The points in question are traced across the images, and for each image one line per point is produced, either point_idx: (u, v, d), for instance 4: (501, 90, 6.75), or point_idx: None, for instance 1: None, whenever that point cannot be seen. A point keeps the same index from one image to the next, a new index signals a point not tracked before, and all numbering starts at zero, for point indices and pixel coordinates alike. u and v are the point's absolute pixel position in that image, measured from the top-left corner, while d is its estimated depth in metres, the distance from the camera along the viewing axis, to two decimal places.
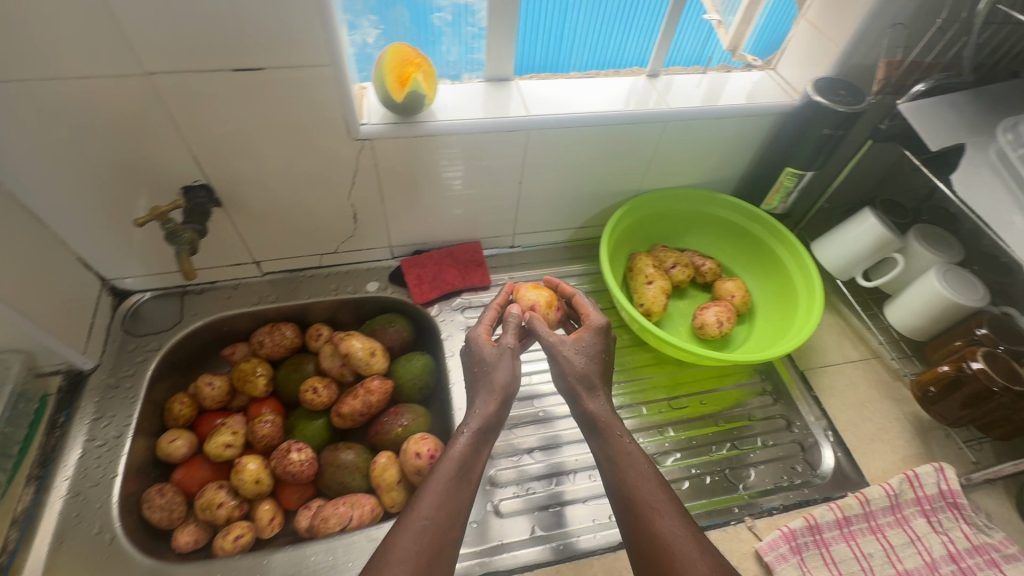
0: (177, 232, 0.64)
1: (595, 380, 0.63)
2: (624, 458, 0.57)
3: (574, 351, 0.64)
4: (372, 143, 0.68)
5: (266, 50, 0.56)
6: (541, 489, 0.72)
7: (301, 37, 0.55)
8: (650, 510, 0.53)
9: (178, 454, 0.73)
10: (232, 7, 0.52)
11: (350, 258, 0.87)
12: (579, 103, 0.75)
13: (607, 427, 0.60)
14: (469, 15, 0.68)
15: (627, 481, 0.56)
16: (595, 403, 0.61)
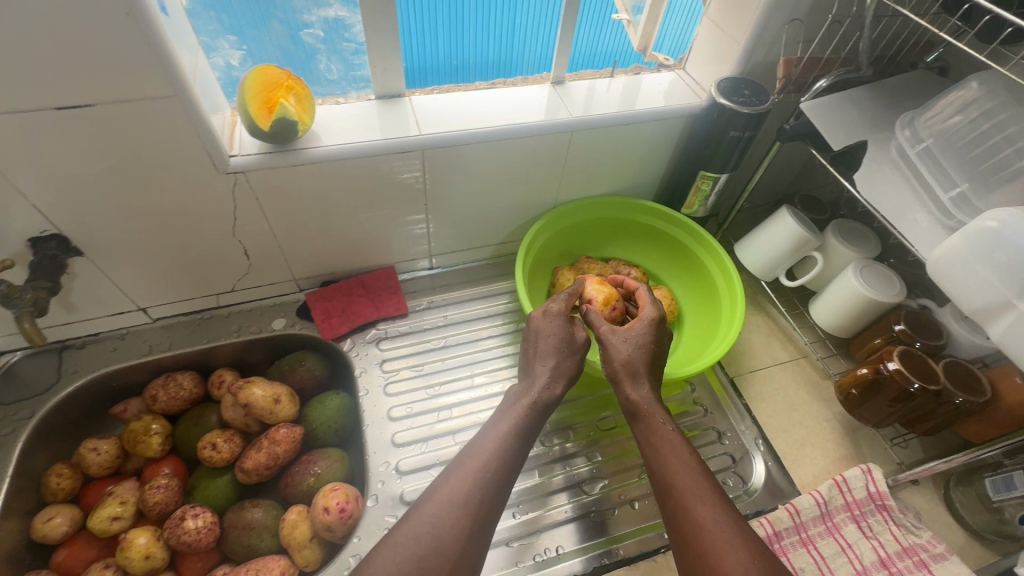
0: (14, 294, 0.59)
1: (640, 367, 0.65)
2: (668, 441, 0.58)
3: (623, 339, 0.67)
4: (245, 175, 0.61)
5: (90, 83, 0.49)
6: (585, 495, 0.69)
7: (131, 68, 0.49)
8: (691, 495, 0.53)
9: (57, 534, 0.65)
10: (36, 38, 0.45)
11: (251, 295, 0.80)
12: (479, 116, 0.70)
13: (648, 415, 0.61)
14: (344, 30, 0.63)
15: (666, 467, 0.56)
16: (637, 391, 0.64)
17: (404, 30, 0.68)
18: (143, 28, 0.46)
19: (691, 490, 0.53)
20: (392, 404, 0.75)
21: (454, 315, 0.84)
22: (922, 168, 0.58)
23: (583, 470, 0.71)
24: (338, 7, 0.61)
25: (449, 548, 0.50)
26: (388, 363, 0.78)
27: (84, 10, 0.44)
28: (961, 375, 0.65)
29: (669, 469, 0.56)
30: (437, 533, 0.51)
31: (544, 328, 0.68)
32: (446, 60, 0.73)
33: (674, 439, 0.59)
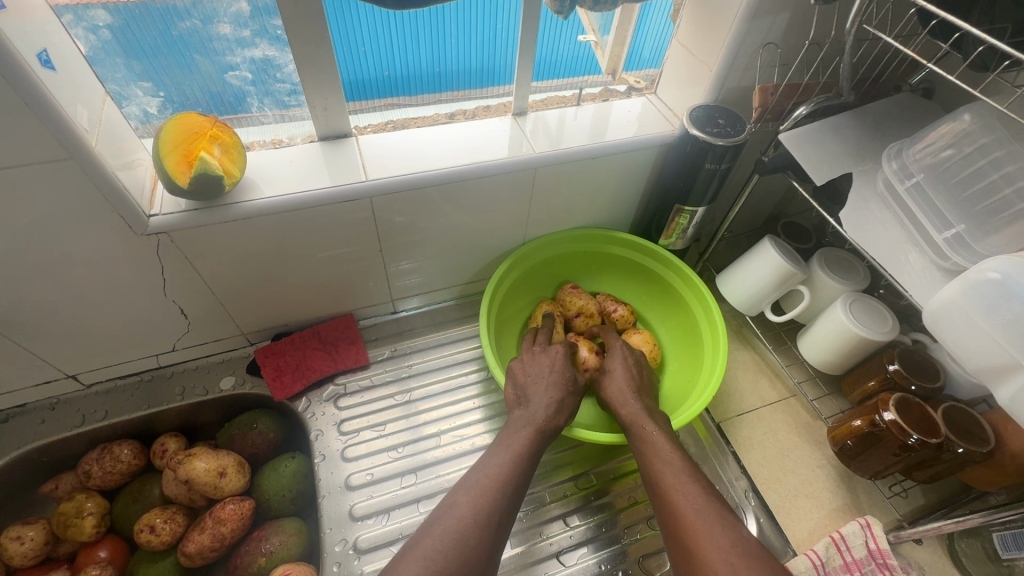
0: None
1: (628, 390, 0.63)
2: (658, 444, 0.55)
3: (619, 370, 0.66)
4: (169, 234, 0.55)
5: None
6: (586, 557, 0.64)
7: (17, 131, 0.42)
8: (681, 485, 0.50)
9: None
10: None
11: (196, 353, 0.74)
12: (438, 156, 0.65)
13: (634, 424, 0.59)
14: (275, 70, 0.57)
15: (653, 468, 0.54)
16: (627, 407, 0.61)
17: (343, 59, 0.61)
18: (19, 86, 0.40)
19: (679, 488, 0.50)
20: (351, 470, 0.69)
21: (419, 366, 0.78)
22: (914, 206, 0.53)
23: (563, 536, 0.65)
24: (265, 45, 0.55)
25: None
26: (346, 424, 0.72)
27: None
28: (962, 421, 0.60)
29: (656, 470, 0.53)
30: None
31: (538, 353, 0.66)
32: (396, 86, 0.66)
33: (661, 442, 0.56)
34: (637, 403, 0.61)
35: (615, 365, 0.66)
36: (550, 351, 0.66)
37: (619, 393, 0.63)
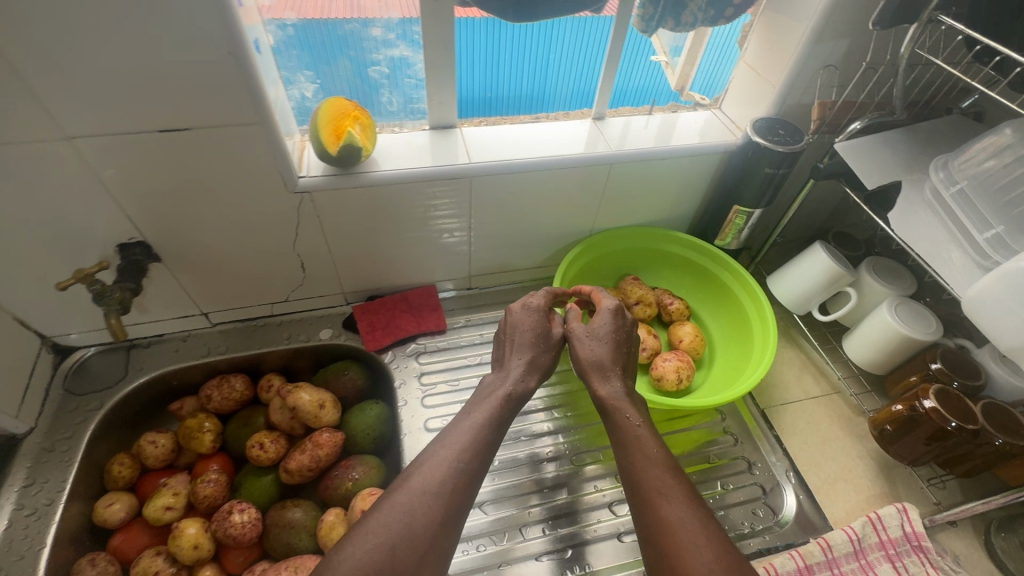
0: (105, 293, 0.64)
1: (608, 365, 0.63)
2: (641, 438, 0.56)
3: (590, 340, 0.65)
4: (310, 194, 0.67)
5: (191, 110, 0.55)
6: None
7: (227, 100, 0.55)
8: (664, 472, 0.52)
9: (115, 519, 0.69)
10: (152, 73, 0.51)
11: (302, 306, 0.86)
12: (529, 148, 0.75)
13: (616, 411, 0.60)
14: (407, 68, 0.69)
15: (635, 464, 0.54)
16: (607, 388, 0.62)
17: (460, 62, 0.71)
18: (241, 63, 0.52)
19: (662, 489, 0.51)
20: (428, 416, 0.79)
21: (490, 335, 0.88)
22: (959, 211, 0.60)
23: (613, 491, 0.73)
24: (403, 47, 0.67)
25: (411, 557, 0.46)
26: (425, 377, 0.82)
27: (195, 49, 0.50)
28: (1003, 418, 0.64)
29: (638, 466, 0.54)
30: (396, 543, 0.46)
31: (519, 322, 0.67)
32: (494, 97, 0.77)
33: (645, 437, 0.56)
34: (618, 385, 0.62)
35: (602, 334, 0.66)
36: (537, 325, 0.67)
37: (603, 363, 0.64)
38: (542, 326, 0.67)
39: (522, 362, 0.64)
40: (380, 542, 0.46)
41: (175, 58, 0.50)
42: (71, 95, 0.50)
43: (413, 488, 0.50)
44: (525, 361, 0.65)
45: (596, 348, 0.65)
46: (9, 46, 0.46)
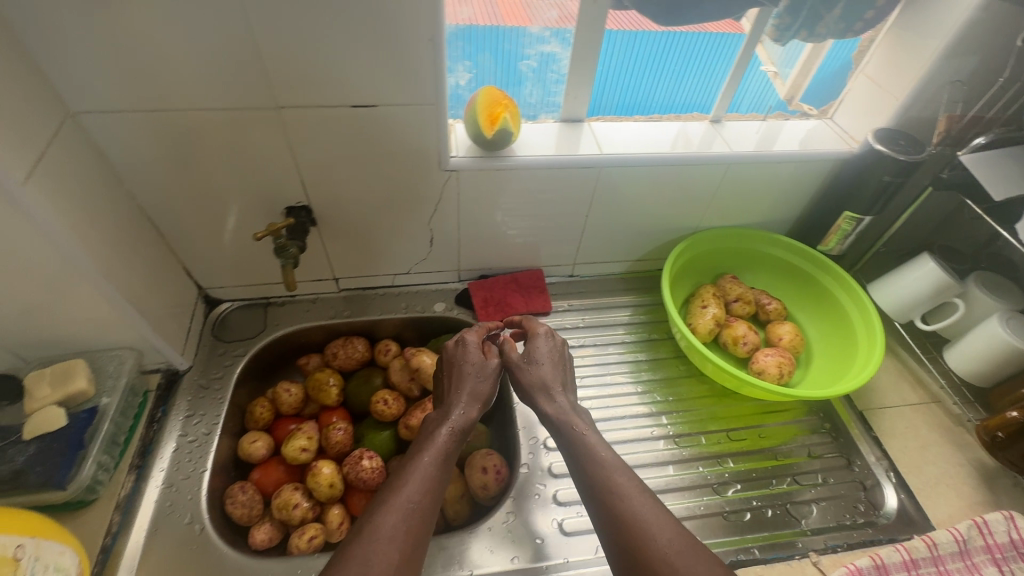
0: (284, 246, 0.71)
1: (553, 383, 0.67)
2: (589, 443, 0.60)
3: (535, 362, 0.69)
4: (458, 173, 0.73)
5: (384, 88, 0.61)
6: (737, 493, 0.74)
7: (415, 82, 0.61)
8: (619, 470, 0.57)
9: (257, 455, 0.76)
10: (364, 53, 0.58)
11: (419, 280, 0.92)
12: (654, 143, 0.80)
13: (567, 423, 0.63)
14: (553, 63, 0.75)
15: (590, 466, 0.58)
16: (553, 405, 0.65)
17: (601, 68, 0.77)
18: (438, 51, 0.59)
19: (621, 487, 0.54)
20: None
21: (590, 321, 0.94)
22: None
23: (717, 473, 0.76)
24: (554, 44, 0.73)
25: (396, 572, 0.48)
26: None
27: (406, 34, 0.57)
28: None
29: (594, 469, 0.57)
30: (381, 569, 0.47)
31: (460, 357, 0.69)
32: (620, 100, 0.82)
33: (595, 443, 0.60)
34: (566, 399, 0.66)
35: (541, 357, 0.70)
36: (475, 356, 0.69)
37: (547, 383, 0.68)
38: (478, 354, 0.69)
39: (454, 398, 0.65)
40: (374, 564, 0.47)
41: (385, 43, 0.57)
42: (293, 70, 0.58)
43: (384, 522, 0.50)
44: (467, 394, 0.66)
45: (540, 372, 0.68)
46: (258, 24, 0.54)
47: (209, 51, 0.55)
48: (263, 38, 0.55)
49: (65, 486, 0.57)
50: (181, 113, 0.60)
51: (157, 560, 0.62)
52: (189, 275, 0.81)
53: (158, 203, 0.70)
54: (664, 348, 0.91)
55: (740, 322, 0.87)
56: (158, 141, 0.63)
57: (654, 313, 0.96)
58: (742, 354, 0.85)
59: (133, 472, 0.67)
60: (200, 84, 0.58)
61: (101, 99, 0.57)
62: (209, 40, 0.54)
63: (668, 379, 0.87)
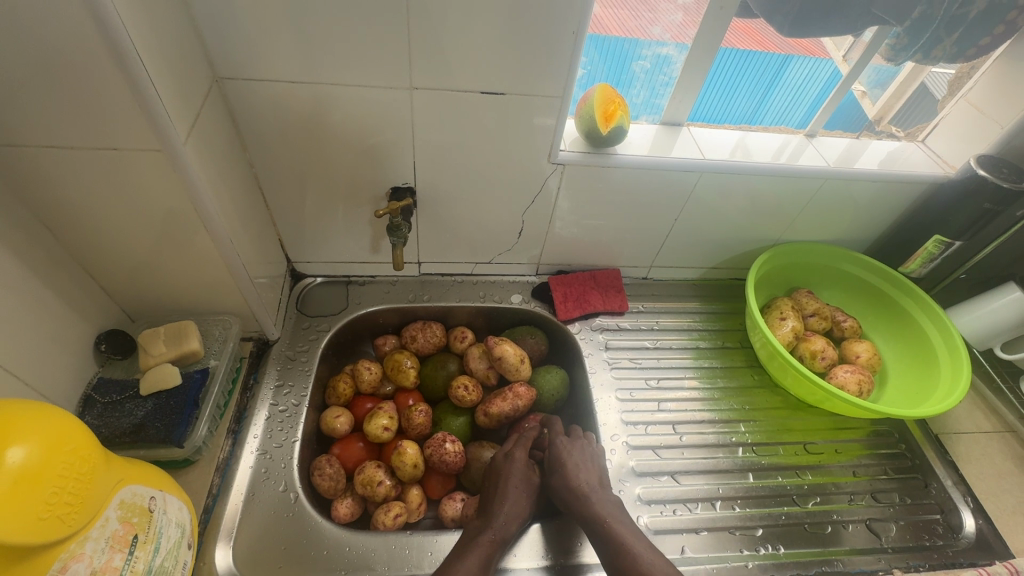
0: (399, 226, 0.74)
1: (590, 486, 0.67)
2: (625, 545, 0.60)
3: (574, 464, 0.69)
4: (564, 167, 0.74)
5: (516, 78, 0.62)
6: (817, 505, 0.74)
7: (548, 74, 0.62)
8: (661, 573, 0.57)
9: (338, 430, 0.77)
10: (507, 41, 0.59)
11: (498, 270, 0.93)
12: (753, 153, 0.80)
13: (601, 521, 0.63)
14: (665, 66, 0.75)
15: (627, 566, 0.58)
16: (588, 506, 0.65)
17: (709, 82, 0.79)
18: (576, 45, 0.60)
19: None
20: (618, 388, 0.83)
21: (666, 324, 0.92)
22: None
23: (797, 484, 0.76)
24: (671, 47, 0.73)
25: None
26: (612, 353, 0.87)
27: (552, 26, 0.58)
28: None
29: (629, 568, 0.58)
30: None
31: (503, 471, 0.70)
32: (719, 114, 0.83)
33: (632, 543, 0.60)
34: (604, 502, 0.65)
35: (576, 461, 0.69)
36: (520, 471, 0.70)
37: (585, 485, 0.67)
38: (522, 470, 0.70)
39: (495, 507, 0.66)
40: None
41: (530, 32, 0.58)
42: (437, 51, 0.59)
43: None
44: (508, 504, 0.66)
45: (572, 463, 0.69)
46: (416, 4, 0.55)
47: (363, 27, 0.56)
48: (417, 18, 0.56)
49: (183, 443, 0.58)
50: (318, 87, 0.61)
51: (256, 524, 0.63)
52: (282, 247, 0.82)
53: (272, 174, 0.71)
54: (737, 358, 0.90)
55: (815, 337, 0.87)
56: (289, 113, 0.64)
57: (727, 321, 0.95)
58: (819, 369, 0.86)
59: (230, 437, 0.68)
60: (343, 59, 0.58)
61: (248, 67, 0.58)
62: (365, 17, 0.55)
63: (744, 389, 0.86)
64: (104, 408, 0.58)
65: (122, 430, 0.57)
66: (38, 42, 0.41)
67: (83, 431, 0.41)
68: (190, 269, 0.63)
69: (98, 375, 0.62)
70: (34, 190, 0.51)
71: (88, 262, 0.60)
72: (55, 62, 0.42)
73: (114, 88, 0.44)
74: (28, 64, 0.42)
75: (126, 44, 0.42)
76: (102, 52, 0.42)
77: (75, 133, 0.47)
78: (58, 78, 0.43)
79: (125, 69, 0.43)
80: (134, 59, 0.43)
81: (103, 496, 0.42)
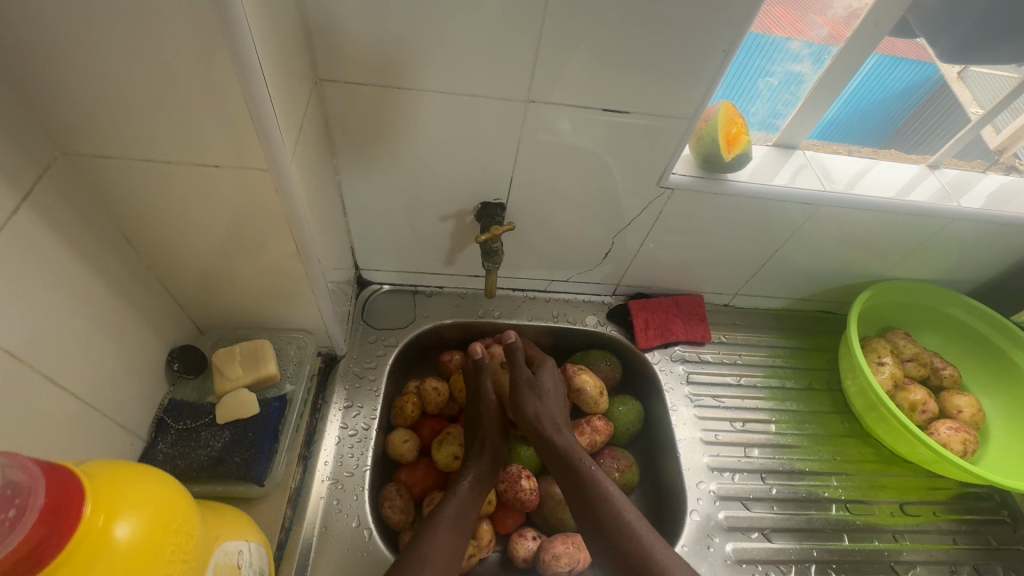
0: (492, 250, 0.68)
1: (558, 418, 0.72)
2: (588, 470, 0.65)
3: (541, 393, 0.73)
4: (673, 192, 0.67)
5: (642, 95, 0.56)
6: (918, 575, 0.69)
7: (678, 93, 0.56)
8: (630, 513, 0.62)
9: (405, 455, 0.71)
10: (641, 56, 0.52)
11: (573, 289, 0.86)
12: (877, 184, 0.72)
13: (572, 457, 0.66)
14: (794, 85, 0.67)
15: (585, 493, 0.63)
16: (561, 438, 0.69)
17: (864, 69, 0.68)
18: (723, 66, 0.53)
19: (616, 503, 0.62)
20: (701, 428, 0.78)
21: (749, 359, 0.86)
22: None
23: (895, 549, 0.71)
24: (806, 65, 0.65)
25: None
26: (693, 389, 0.82)
27: (696, 41, 0.51)
28: None
29: (587, 492, 0.64)
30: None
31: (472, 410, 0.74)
32: (843, 107, 0.73)
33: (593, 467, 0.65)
34: (571, 436, 0.69)
35: (548, 386, 0.74)
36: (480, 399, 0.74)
37: (553, 418, 0.71)
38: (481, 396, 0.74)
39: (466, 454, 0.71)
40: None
41: (671, 50, 0.52)
42: (564, 64, 0.53)
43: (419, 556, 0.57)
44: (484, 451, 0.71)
45: (531, 410, 0.71)
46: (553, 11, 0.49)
47: (485, 31, 0.50)
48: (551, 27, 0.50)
49: (263, 481, 0.54)
50: (426, 95, 0.55)
51: (331, 561, 0.60)
52: (353, 254, 0.76)
53: (355, 180, 0.65)
54: (827, 400, 0.83)
55: (915, 386, 0.81)
56: (387, 120, 0.58)
57: (814, 358, 0.88)
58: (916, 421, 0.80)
59: (300, 464, 0.64)
60: (457, 64, 0.52)
61: (354, 70, 0.53)
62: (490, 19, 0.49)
63: (834, 437, 0.79)
64: (178, 437, 0.54)
65: (200, 464, 0.53)
66: (157, 48, 0.36)
67: (164, 482, 0.37)
68: (269, 285, 0.58)
69: (168, 397, 0.57)
70: (119, 200, 0.46)
71: (163, 274, 0.55)
72: (171, 70, 0.37)
73: (230, 103, 0.39)
74: (140, 70, 0.37)
75: (250, 55, 0.37)
76: (224, 63, 0.37)
77: (178, 146, 0.42)
78: (170, 88, 0.38)
79: (245, 82, 0.38)
80: (254, 71, 0.38)
81: (207, 552, 0.39)
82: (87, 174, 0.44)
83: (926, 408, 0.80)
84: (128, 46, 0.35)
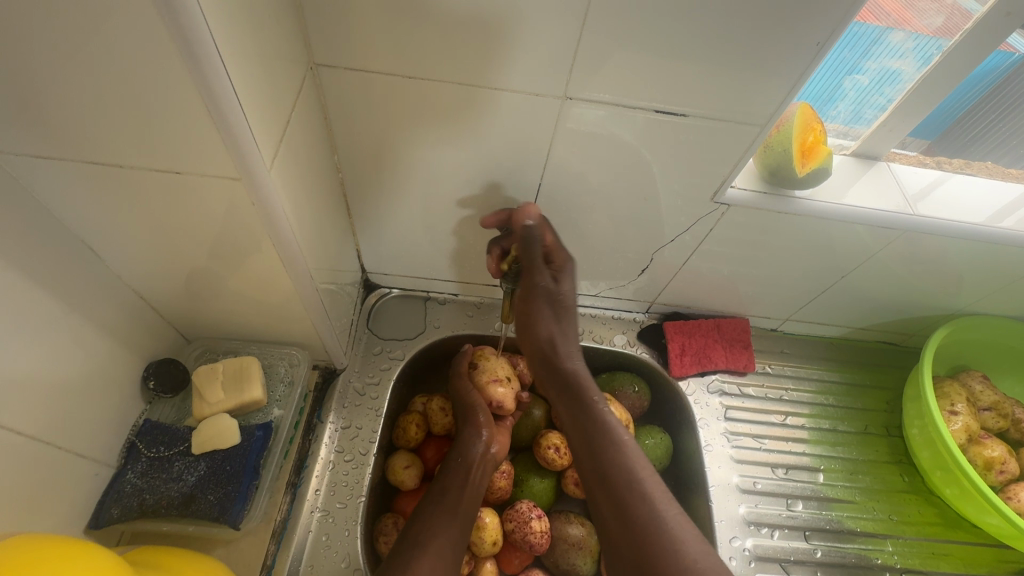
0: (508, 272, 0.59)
1: (553, 342, 0.55)
2: (592, 414, 0.51)
3: (539, 303, 0.55)
4: (728, 209, 0.58)
5: (689, 90, 0.47)
6: None
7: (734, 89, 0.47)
8: (646, 473, 0.47)
9: (406, 483, 0.64)
10: (690, 41, 0.44)
11: (602, 304, 0.77)
12: (973, 210, 0.61)
13: (580, 394, 0.53)
14: (889, 84, 0.56)
15: (585, 441, 0.51)
16: (563, 366, 0.55)
17: (973, 74, 0.57)
18: (814, 61, 0.44)
19: (622, 460, 0.48)
20: (738, 472, 0.69)
21: (798, 396, 0.76)
22: None
23: None
24: (907, 61, 0.54)
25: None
26: (730, 426, 0.72)
27: (757, 25, 0.42)
28: None
29: (589, 446, 0.50)
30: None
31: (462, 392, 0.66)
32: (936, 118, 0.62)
33: (598, 411, 0.52)
34: (574, 363, 0.55)
35: (550, 300, 0.55)
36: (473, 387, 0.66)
37: (549, 340, 0.55)
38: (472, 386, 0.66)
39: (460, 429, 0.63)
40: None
41: (725, 39, 0.43)
42: (594, 51, 0.45)
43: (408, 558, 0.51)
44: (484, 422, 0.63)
45: (528, 327, 0.55)
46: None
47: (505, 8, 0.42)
48: (578, 9, 0.42)
49: (237, 525, 0.48)
50: (437, 84, 0.48)
51: None
52: (359, 257, 0.69)
53: (360, 178, 0.58)
54: (884, 448, 0.73)
55: (994, 443, 0.70)
56: (392, 112, 0.50)
57: (872, 397, 0.78)
58: (990, 481, 0.70)
59: (289, 492, 0.58)
60: (471, 47, 0.45)
61: (354, 55, 0.46)
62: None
63: (892, 493, 0.70)
64: (149, 466, 0.48)
65: (171, 501, 0.47)
66: (91, 28, 0.30)
67: (115, 562, 0.33)
68: (255, 296, 0.51)
69: (144, 417, 0.52)
70: (77, 199, 0.40)
71: (136, 282, 0.49)
72: (112, 55, 0.31)
73: (181, 93, 0.33)
74: (77, 56, 0.31)
75: (199, 32, 0.30)
76: (166, 43, 0.30)
77: (135, 145, 0.36)
78: (115, 77, 0.32)
79: (195, 67, 0.31)
80: (212, 54, 0.31)
81: None
82: (38, 176, 0.38)
83: (1005, 469, 0.69)
84: (57, 25, 0.30)
